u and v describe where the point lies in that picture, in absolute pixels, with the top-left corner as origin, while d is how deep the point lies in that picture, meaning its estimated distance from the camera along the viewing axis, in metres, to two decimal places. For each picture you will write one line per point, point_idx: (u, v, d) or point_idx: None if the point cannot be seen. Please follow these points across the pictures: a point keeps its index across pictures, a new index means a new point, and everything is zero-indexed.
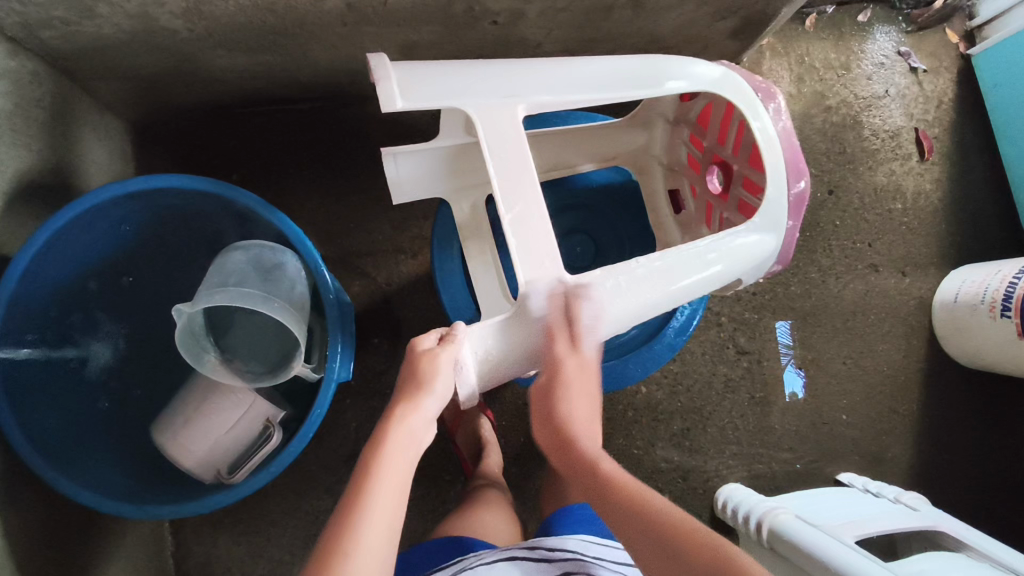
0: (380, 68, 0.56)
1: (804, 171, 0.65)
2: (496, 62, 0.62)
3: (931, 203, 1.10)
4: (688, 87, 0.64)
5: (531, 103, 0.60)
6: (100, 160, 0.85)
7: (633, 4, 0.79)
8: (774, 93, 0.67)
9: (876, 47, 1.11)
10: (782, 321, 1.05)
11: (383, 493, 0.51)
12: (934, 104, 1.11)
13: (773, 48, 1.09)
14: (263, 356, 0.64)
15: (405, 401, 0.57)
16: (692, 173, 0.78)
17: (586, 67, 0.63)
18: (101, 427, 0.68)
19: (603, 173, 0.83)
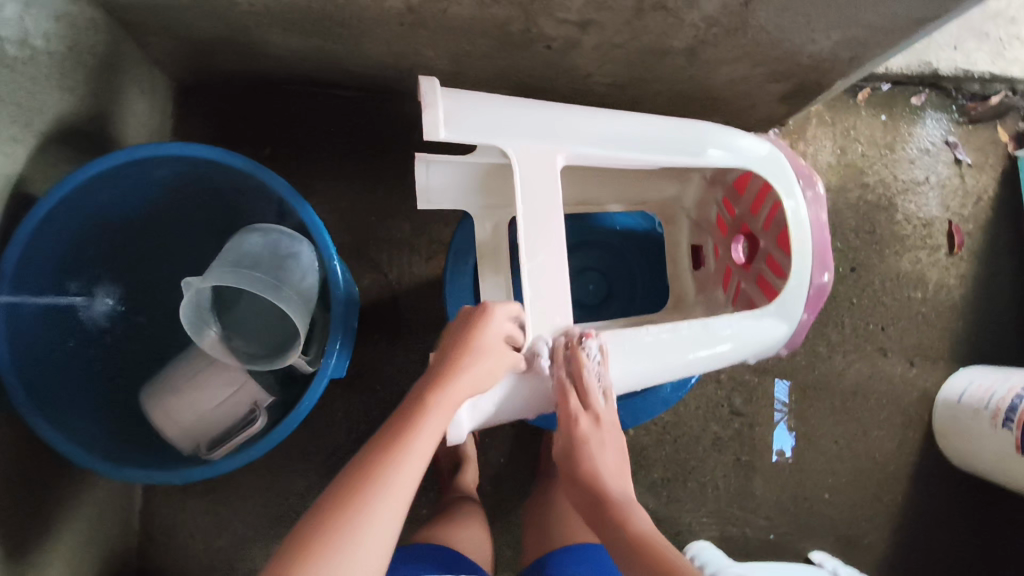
0: (429, 94, 0.56)
1: (830, 263, 0.65)
2: (546, 103, 0.62)
3: (952, 298, 1.08)
4: (729, 158, 0.66)
5: (572, 152, 0.61)
6: (139, 113, 0.86)
7: (689, 52, 0.78)
8: (814, 179, 0.68)
9: (924, 132, 1.10)
10: (781, 380, 1.04)
11: (417, 459, 0.52)
12: (972, 200, 1.10)
13: (821, 116, 1.08)
14: (261, 338, 0.64)
15: (464, 366, 0.56)
16: (719, 234, 0.77)
17: (632, 124, 0.64)
18: (96, 378, 0.69)
19: (626, 216, 0.83)
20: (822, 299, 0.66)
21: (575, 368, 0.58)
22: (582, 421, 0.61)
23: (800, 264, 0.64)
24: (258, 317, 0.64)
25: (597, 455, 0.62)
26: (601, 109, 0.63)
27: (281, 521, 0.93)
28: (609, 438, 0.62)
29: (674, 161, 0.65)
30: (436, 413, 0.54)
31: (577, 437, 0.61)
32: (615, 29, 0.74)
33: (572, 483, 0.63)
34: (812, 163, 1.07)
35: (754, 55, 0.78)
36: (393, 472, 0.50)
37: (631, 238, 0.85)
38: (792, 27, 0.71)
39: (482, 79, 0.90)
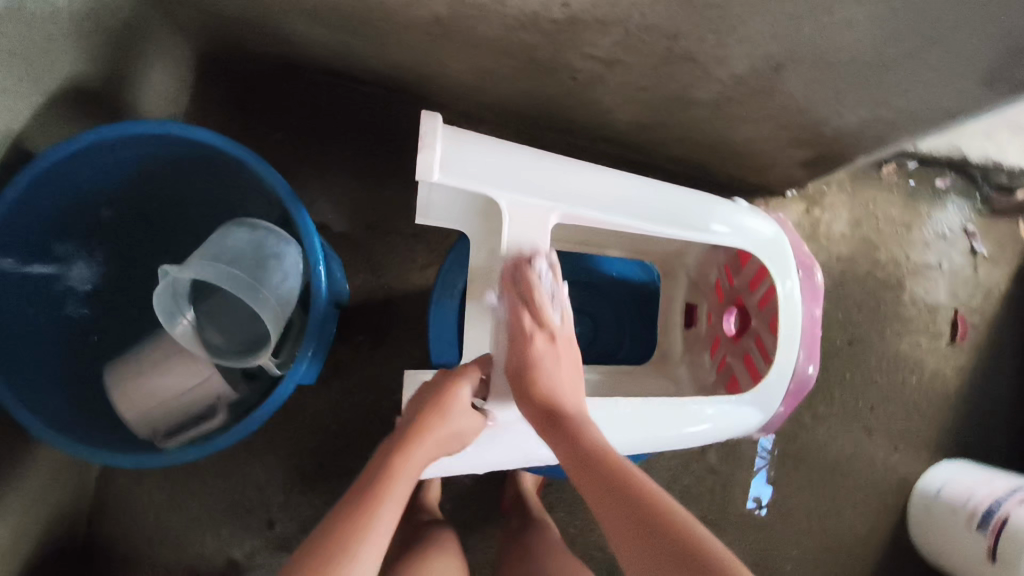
0: (428, 136, 0.57)
1: (816, 357, 0.69)
2: (546, 156, 0.64)
3: (946, 388, 1.06)
4: (732, 233, 0.69)
5: (565, 210, 0.64)
6: (157, 82, 0.86)
7: (714, 106, 0.77)
8: (813, 269, 0.72)
9: (943, 217, 1.09)
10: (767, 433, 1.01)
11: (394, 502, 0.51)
12: (981, 292, 1.08)
13: (842, 184, 1.06)
14: (234, 335, 0.65)
15: (428, 428, 0.57)
16: (715, 300, 0.79)
17: (629, 190, 0.66)
18: (59, 348, 0.68)
19: (624, 262, 0.86)
20: (803, 390, 0.70)
21: (528, 286, 0.61)
22: (537, 340, 0.60)
23: (785, 355, 0.68)
24: (233, 317, 0.65)
25: (552, 374, 0.59)
26: (605, 171, 0.66)
27: (234, 509, 0.92)
28: (566, 357, 0.60)
29: (666, 230, 0.67)
30: (411, 460, 0.55)
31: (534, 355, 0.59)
32: (641, 73, 0.72)
33: (527, 408, 0.58)
34: (826, 230, 1.05)
35: (779, 119, 0.77)
36: (374, 504, 0.50)
37: (624, 286, 0.87)
38: (821, 98, 0.70)
39: (505, 98, 0.89)
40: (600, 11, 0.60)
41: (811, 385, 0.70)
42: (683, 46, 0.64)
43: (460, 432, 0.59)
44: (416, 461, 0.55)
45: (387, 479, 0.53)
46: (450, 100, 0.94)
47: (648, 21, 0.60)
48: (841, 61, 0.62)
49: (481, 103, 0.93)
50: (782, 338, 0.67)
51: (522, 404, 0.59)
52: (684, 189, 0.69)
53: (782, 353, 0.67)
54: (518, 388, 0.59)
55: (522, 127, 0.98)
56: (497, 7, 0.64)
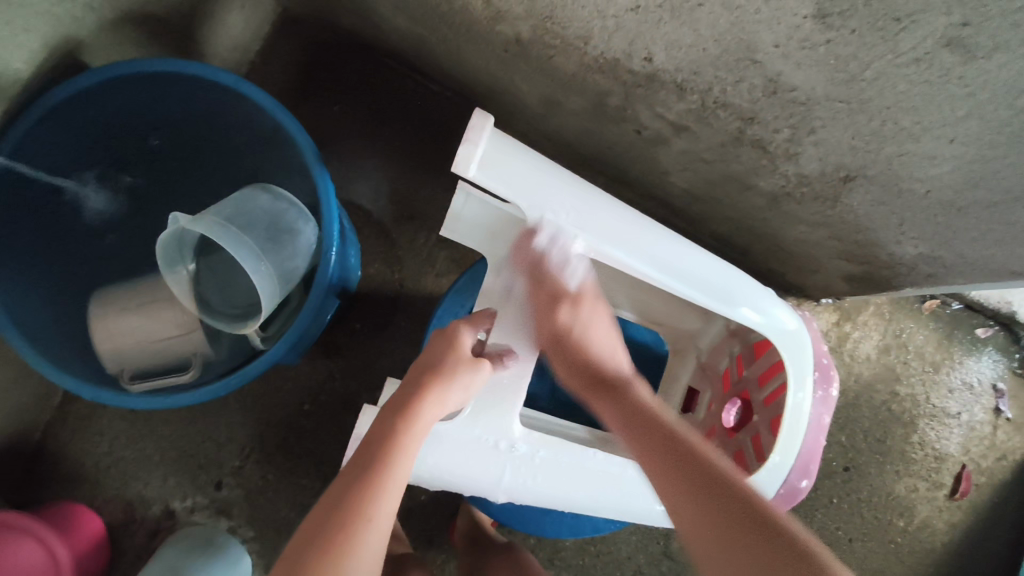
0: (474, 131, 0.56)
1: (811, 473, 0.65)
2: (589, 189, 0.62)
3: (932, 541, 1.01)
4: (759, 321, 0.65)
5: (590, 244, 0.61)
6: (235, 28, 0.86)
7: (771, 198, 0.74)
8: (831, 379, 0.67)
9: (975, 367, 1.04)
10: None
11: (400, 467, 0.52)
12: (995, 455, 1.03)
13: (881, 307, 1.02)
14: (229, 301, 0.66)
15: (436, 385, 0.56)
16: (719, 389, 0.76)
17: (661, 245, 0.63)
18: (49, 254, 0.68)
19: (635, 327, 0.83)
20: (789, 502, 0.66)
21: (539, 261, 0.62)
22: (561, 309, 0.63)
23: (779, 460, 0.64)
24: (233, 280, 0.66)
25: (591, 338, 0.65)
26: (639, 220, 0.64)
27: (187, 460, 0.90)
28: (596, 313, 0.65)
29: (689, 294, 0.64)
30: (419, 425, 0.54)
31: (562, 328, 0.63)
32: (706, 145, 0.70)
33: (571, 375, 0.64)
34: (852, 348, 1.02)
35: (833, 228, 0.74)
36: (389, 470, 0.51)
37: (639, 351, 0.83)
38: (882, 221, 0.67)
39: (565, 130, 0.88)
40: (681, 75, 0.58)
41: (800, 498, 0.66)
42: (755, 132, 0.61)
43: (472, 389, 0.59)
44: (426, 426, 0.55)
45: (396, 443, 0.52)
46: (511, 118, 0.93)
47: (726, 98, 0.58)
48: (913, 191, 0.59)
49: (540, 129, 0.91)
50: (779, 440, 0.64)
51: (567, 371, 0.64)
52: (718, 262, 0.66)
53: (776, 456, 0.64)
54: (556, 356, 0.64)
55: (576, 163, 0.96)
56: (579, 43, 0.62)
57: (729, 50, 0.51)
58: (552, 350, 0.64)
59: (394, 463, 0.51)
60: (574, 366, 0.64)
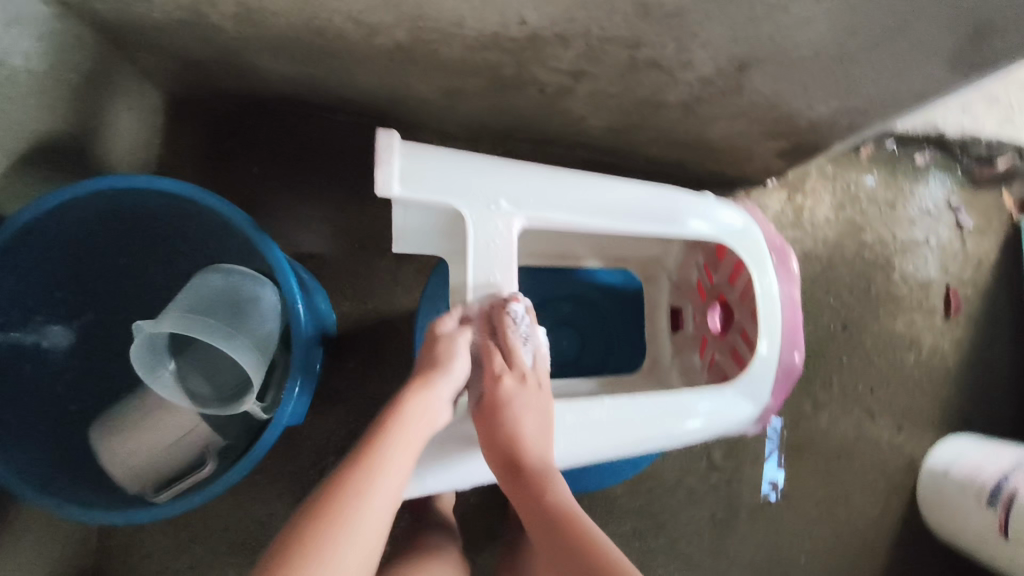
0: (385, 153, 0.56)
1: (800, 343, 0.69)
2: (511, 165, 0.63)
3: (945, 363, 1.06)
4: (710, 229, 0.68)
5: (532, 216, 0.63)
6: (126, 127, 0.86)
7: (684, 108, 0.77)
8: (788, 256, 0.71)
9: (926, 193, 1.08)
10: (776, 421, 1.02)
11: (398, 454, 0.54)
12: (972, 265, 1.08)
13: (822, 169, 1.06)
14: (220, 385, 0.67)
15: (422, 379, 0.58)
16: (697, 299, 0.79)
17: (596, 193, 0.65)
18: (36, 406, 0.68)
19: (605, 272, 0.85)
20: (791, 376, 0.69)
21: (501, 327, 0.61)
22: (506, 381, 0.61)
23: (770, 344, 0.67)
24: (215, 365, 0.67)
25: (520, 417, 0.59)
26: (571, 173, 0.65)
27: (241, 549, 0.91)
28: (538, 400, 0.61)
29: (633, 228, 0.67)
30: (408, 417, 0.56)
31: (501, 401, 0.60)
32: (608, 82, 0.72)
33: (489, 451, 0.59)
34: (810, 217, 1.05)
35: (750, 114, 0.77)
36: (386, 444, 0.54)
37: (612, 296, 0.86)
38: (789, 93, 0.70)
39: (476, 113, 0.89)
40: (558, 27, 0.61)
41: (800, 370, 0.70)
42: (645, 54, 0.64)
43: (461, 373, 0.60)
44: (417, 417, 0.56)
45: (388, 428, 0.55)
46: (424, 119, 0.94)
47: (607, 33, 0.61)
48: (805, 58, 0.61)
49: (454, 120, 0.93)
50: (763, 327, 0.67)
51: (487, 452, 0.59)
52: (653, 187, 0.68)
53: (765, 343, 0.67)
54: (484, 427, 0.60)
55: (499, 139, 0.98)
56: (456, 29, 0.64)
57: None
58: (482, 420, 0.60)
59: (390, 445, 0.54)
60: (497, 442, 0.59)
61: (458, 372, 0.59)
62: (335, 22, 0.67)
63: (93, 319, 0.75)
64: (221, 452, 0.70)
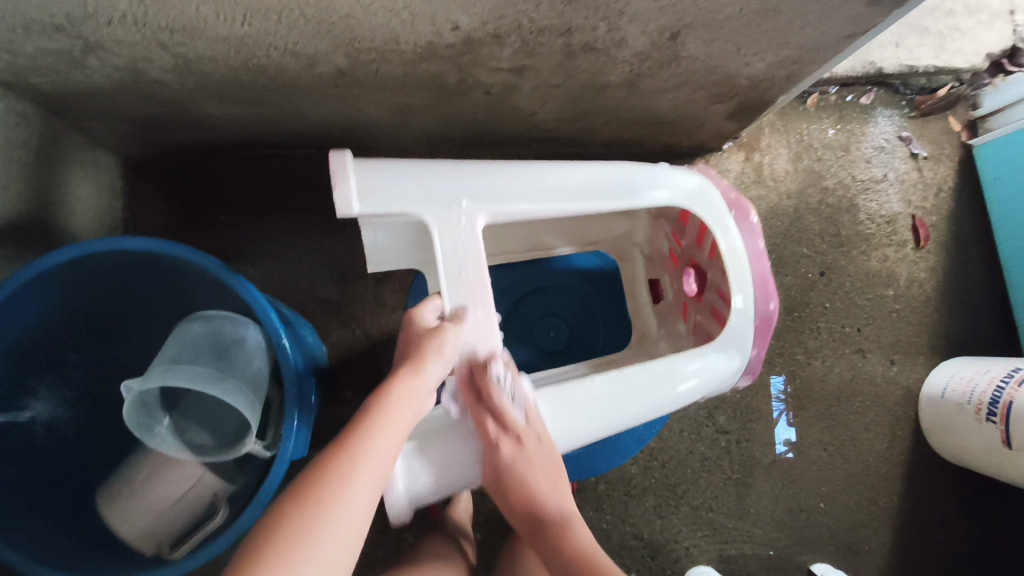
0: (340, 170, 0.57)
1: (773, 293, 0.70)
2: (466, 164, 0.64)
3: (924, 290, 1.08)
4: (670, 197, 0.69)
5: (494, 211, 0.63)
6: (84, 196, 0.86)
7: (628, 85, 0.79)
8: (746, 208, 0.72)
9: (877, 130, 1.11)
10: (776, 375, 1.04)
11: (382, 443, 0.53)
12: (932, 192, 1.11)
13: (773, 125, 1.08)
14: (217, 429, 0.67)
15: (406, 371, 0.58)
16: (671, 267, 0.80)
17: (552, 178, 0.66)
18: (39, 483, 0.68)
19: (582, 257, 0.88)
20: (769, 324, 0.70)
21: (487, 394, 0.61)
22: (503, 447, 0.61)
23: (744, 296, 0.68)
24: (208, 412, 0.67)
25: (524, 476, 0.62)
26: (524, 164, 0.66)
27: None
28: (539, 453, 0.62)
29: (595, 206, 0.67)
30: (392, 409, 0.55)
31: (501, 465, 0.62)
32: (549, 72, 0.74)
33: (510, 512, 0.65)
34: (770, 172, 1.07)
35: (691, 81, 0.78)
36: (370, 433, 0.53)
37: (587, 278, 0.88)
38: (723, 55, 0.72)
39: (428, 126, 0.90)
40: (490, 25, 0.62)
41: (776, 319, 0.71)
42: (579, 39, 0.66)
43: (447, 363, 0.60)
44: (401, 409, 0.56)
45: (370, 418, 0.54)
46: (379, 140, 0.95)
47: (538, 24, 0.63)
48: (730, 17, 0.63)
49: (408, 135, 0.94)
50: (733, 280, 0.68)
51: (506, 507, 0.64)
52: (609, 164, 0.69)
53: (740, 297, 0.68)
54: (495, 492, 0.64)
55: (456, 147, 0.99)
56: (393, 45, 0.66)
57: None
58: (492, 486, 0.63)
59: (373, 433, 0.53)
60: (512, 503, 0.64)
61: (445, 363, 0.59)
62: (274, 58, 0.68)
63: (82, 391, 0.74)
64: (232, 498, 0.70)
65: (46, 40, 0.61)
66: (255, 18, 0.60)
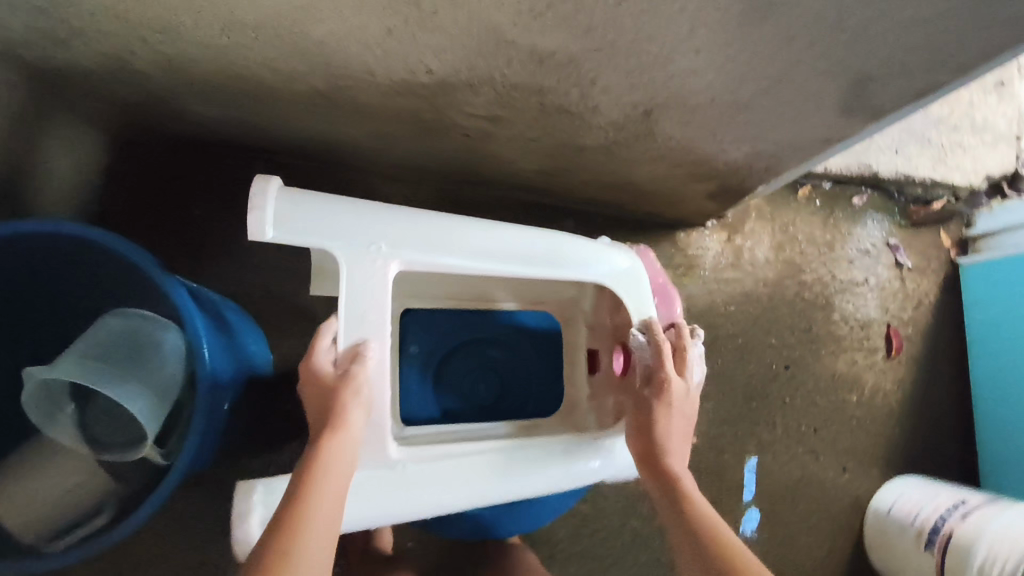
0: (258, 197, 0.56)
1: None
2: (393, 207, 0.63)
3: (889, 402, 1.06)
4: (603, 274, 0.70)
5: (410, 259, 0.62)
6: (58, 170, 0.86)
7: (605, 151, 0.78)
8: (667, 296, 0.78)
9: (864, 233, 1.10)
10: (752, 458, 1.02)
11: (330, 499, 0.51)
12: (911, 304, 1.09)
13: (760, 210, 1.07)
14: (115, 431, 0.66)
15: (334, 423, 0.55)
16: (608, 342, 0.78)
17: (478, 236, 0.65)
18: None
19: (524, 313, 0.86)
20: None
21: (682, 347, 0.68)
22: (675, 380, 0.65)
23: None
24: (114, 413, 0.66)
25: (676, 416, 0.64)
26: (453, 217, 0.65)
27: None
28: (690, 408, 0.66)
29: (517, 271, 0.66)
30: (332, 462, 0.53)
31: (665, 390, 0.64)
32: (526, 126, 0.74)
33: (640, 438, 0.64)
34: (750, 257, 1.06)
35: (669, 158, 0.78)
36: (317, 492, 0.50)
37: (526, 337, 0.86)
38: (699, 138, 0.71)
39: (409, 156, 0.91)
40: (464, 74, 0.62)
41: None
42: (554, 100, 0.66)
43: (366, 405, 0.58)
44: (341, 460, 0.53)
45: (313, 475, 0.51)
46: (362, 161, 0.96)
47: (511, 80, 0.62)
48: (703, 104, 0.63)
49: (390, 161, 0.94)
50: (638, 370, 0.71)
51: (638, 435, 0.65)
52: (543, 231, 0.68)
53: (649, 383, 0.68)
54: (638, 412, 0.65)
55: (438, 180, 1.00)
56: (368, 76, 0.66)
57: (483, 39, 0.55)
58: (640, 406, 0.65)
59: (320, 491, 0.50)
60: (643, 425, 0.64)
61: (366, 409, 0.58)
62: (253, 70, 0.68)
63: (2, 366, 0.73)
64: (120, 501, 0.70)
65: (29, 19, 0.61)
66: (231, 32, 0.60)
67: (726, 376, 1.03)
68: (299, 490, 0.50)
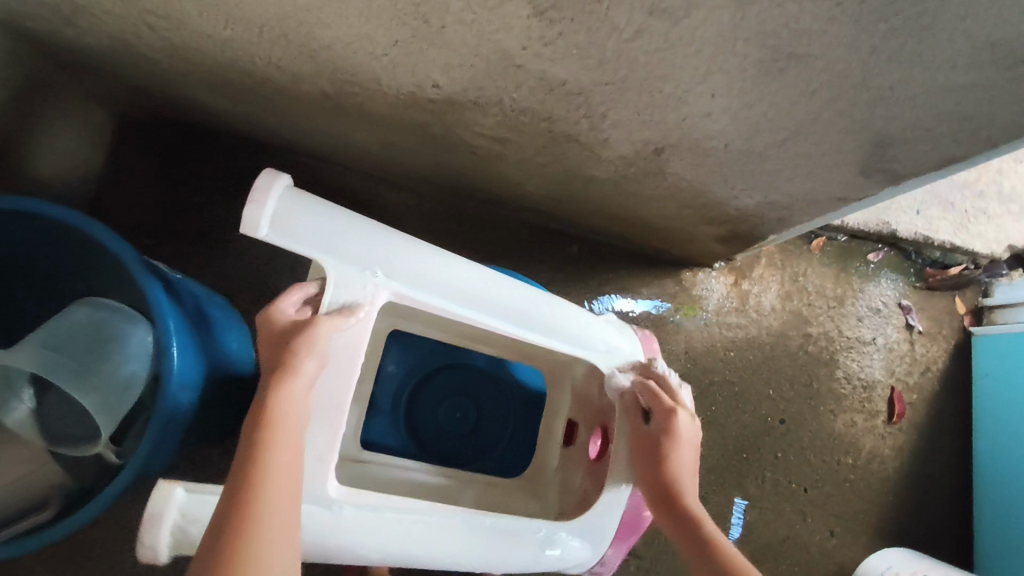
0: (261, 190, 0.54)
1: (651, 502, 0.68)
2: (398, 234, 0.60)
3: (885, 470, 1.02)
4: (599, 350, 0.67)
5: (402, 292, 0.59)
6: (60, 145, 0.85)
7: (614, 183, 0.76)
8: None
9: (876, 291, 1.06)
10: (740, 499, 0.98)
11: (283, 473, 0.48)
12: (919, 369, 1.05)
13: (771, 257, 1.04)
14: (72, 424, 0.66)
15: (281, 380, 0.52)
16: (589, 418, 0.75)
17: (473, 283, 0.61)
18: None
19: (520, 367, 0.85)
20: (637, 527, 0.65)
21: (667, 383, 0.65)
22: (678, 414, 0.62)
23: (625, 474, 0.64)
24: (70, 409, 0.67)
25: (681, 452, 0.61)
26: (455, 257, 0.62)
27: None
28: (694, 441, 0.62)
29: (506, 326, 0.63)
30: (280, 432, 0.50)
31: (669, 428, 0.61)
32: (534, 150, 0.71)
33: (648, 480, 0.61)
34: (756, 303, 1.03)
35: (680, 198, 0.75)
36: (267, 470, 0.47)
37: (518, 392, 0.85)
38: (710, 182, 0.68)
39: (416, 167, 0.88)
40: (472, 93, 0.60)
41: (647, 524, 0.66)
42: (562, 128, 0.63)
43: (323, 357, 0.55)
44: (290, 425, 0.50)
45: (262, 447, 0.48)
46: (368, 166, 0.94)
47: (520, 104, 0.60)
48: (716, 149, 0.60)
49: (397, 170, 0.92)
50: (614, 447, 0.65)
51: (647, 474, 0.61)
52: (541, 292, 0.65)
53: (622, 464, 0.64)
54: (643, 453, 0.62)
55: (443, 194, 0.97)
56: (374, 85, 0.63)
57: (491, 60, 0.52)
58: (644, 446, 0.62)
59: (268, 466, 0.47)
60: (650, 471, 0.61)
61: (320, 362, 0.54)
62: (259, 66, 0.66)
63: None
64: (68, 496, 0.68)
65: None
66: (236, 26, 0.58)
67: (718, 424, 0.99)
68: (252, 462, 0.47)
